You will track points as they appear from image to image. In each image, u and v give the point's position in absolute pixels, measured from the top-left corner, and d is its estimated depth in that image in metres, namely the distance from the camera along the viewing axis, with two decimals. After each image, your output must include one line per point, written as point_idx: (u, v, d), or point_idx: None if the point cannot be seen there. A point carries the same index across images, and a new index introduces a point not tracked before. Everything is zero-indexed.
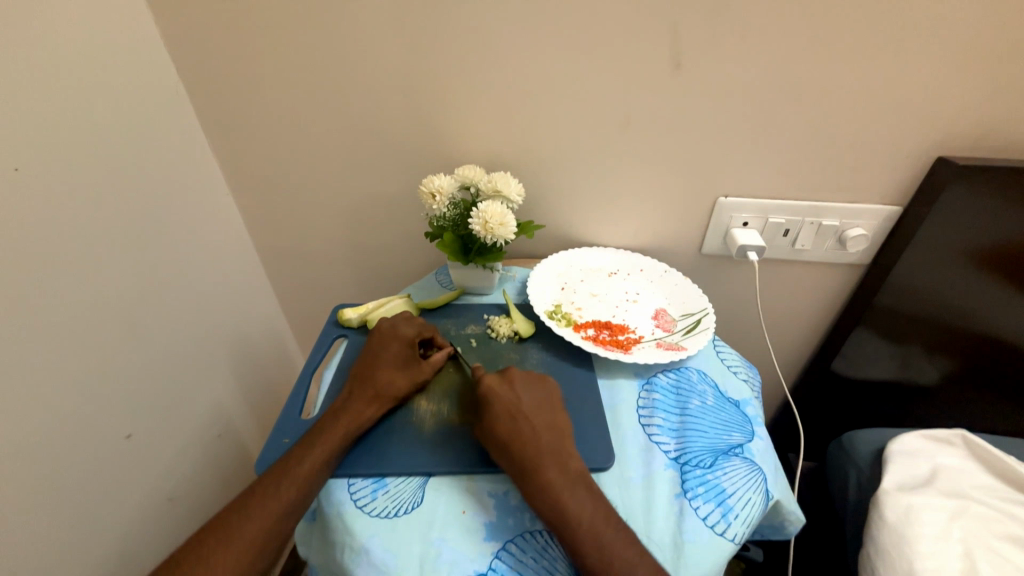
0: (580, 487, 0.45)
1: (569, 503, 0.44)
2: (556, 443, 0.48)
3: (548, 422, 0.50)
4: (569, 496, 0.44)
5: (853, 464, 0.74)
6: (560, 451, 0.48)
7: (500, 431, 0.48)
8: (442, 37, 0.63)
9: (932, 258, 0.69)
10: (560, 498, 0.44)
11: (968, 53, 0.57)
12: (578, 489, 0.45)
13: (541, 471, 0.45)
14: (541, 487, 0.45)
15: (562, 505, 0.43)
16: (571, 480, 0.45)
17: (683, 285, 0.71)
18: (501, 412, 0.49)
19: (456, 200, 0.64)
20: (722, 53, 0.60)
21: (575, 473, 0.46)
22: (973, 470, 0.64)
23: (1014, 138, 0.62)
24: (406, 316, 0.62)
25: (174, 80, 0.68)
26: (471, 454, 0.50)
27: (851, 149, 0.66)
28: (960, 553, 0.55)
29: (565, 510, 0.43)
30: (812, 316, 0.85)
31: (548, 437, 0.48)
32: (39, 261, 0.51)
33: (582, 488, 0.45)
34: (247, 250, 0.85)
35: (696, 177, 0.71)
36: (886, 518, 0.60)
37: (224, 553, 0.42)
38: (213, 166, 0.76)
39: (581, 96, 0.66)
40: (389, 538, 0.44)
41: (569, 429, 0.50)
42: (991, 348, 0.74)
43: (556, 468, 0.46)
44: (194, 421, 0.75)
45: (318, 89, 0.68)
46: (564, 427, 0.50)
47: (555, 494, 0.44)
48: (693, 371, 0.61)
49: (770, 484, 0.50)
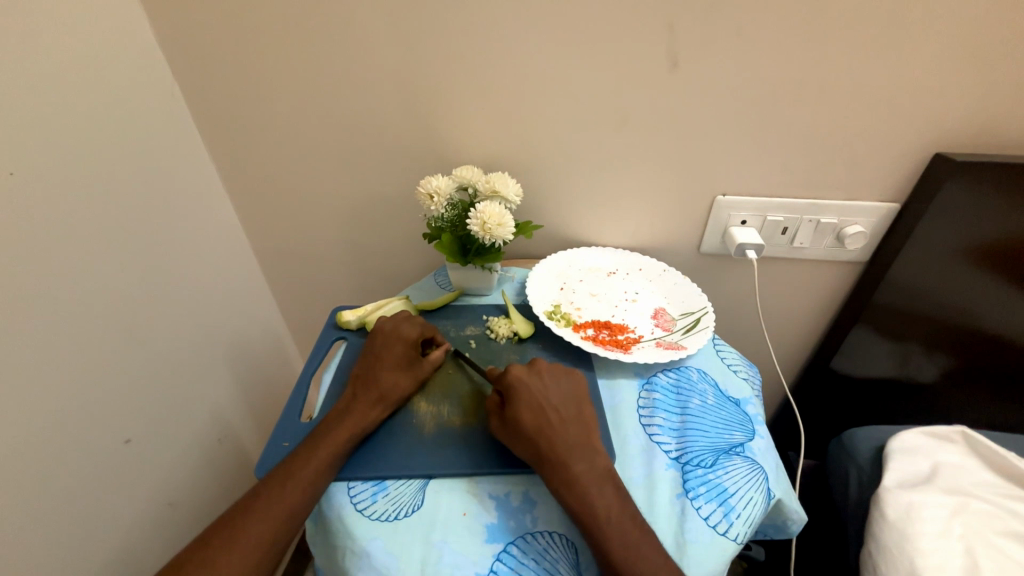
0: (607, 483, 0.45)
1: (597, 499, 0.44)
2: (581, 437, 0.48)
3: (574, 415, 0.50)
4: (597, 492, 0.44)
5: (853, 461, 0.74)
6: (587, 445, 0.48)
7: (525, 423, 0.48)
8: (438, 38, 0.63)
9: (931, 254, 0.69)
10: (588, 494, 0.44)
11: (963, 50, 0.57)
12: (605, 485, 0.45)
13: (569, 465, 0.45)
14: (570, 481, 0.44)
15: (589, 500, 0.43)
16: (598, 476, 0.45)
17: (683, 284, 0.71)
18: (528, 404, 0.49)
19: (454, 201, 0.64)
20: (719, 52, 0.60)
21: (603, 470, 0.46)
22: (974, 467, 0.64)
23: (1010, 134, 0.62)
24: (400, 317, 0.62)
25: (170, 83, 0.68)
26: (490, 453, 0.50)
27: (848, 146, 0.66)
28: (961, 550, 0.55)
29: (593, 506, 0.43)
30: (810, 314, 0.85)
31: (574, 430, 0.48)
32: (36, 267, 0.51)
33: (610, 484, 0.45)
34: (244, 253, 0.85)
35: (694, 176, 0.71)
36: (887, 516, 0.60)
37: (226, 557, 0.42)
38: (209, 169, 0.76)
39: (578, 96, 0.66)
40: (391, 541, 0.44)
41: (594, 424, 0.50)
42: (990, 344, 0.74)
43: (584, 462, 0.46)
44: (193, 425, 0.74)
45: (315, 91, 0.68)
46: (591, 422, 0.50)
47: (583, 489, 0.44)
48: (693, 370, 0.60)
49: (772, 483, 0.50)
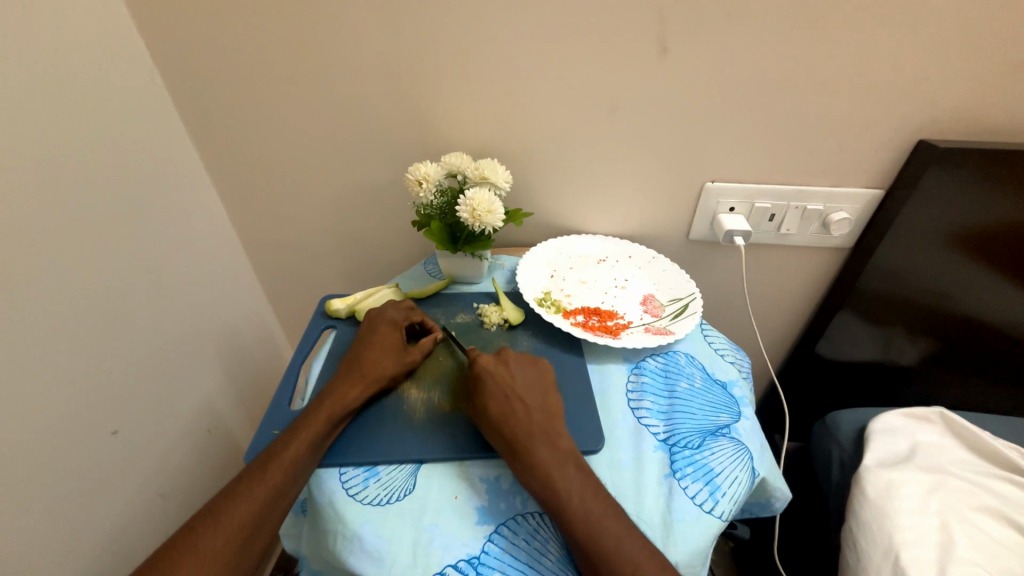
0: (569, 465, 0.45)
1: (558, 481, 0.44)
2: (546, 422, 0.49)
3: (541, 403, 0.50)
4: (559, 475, 0.44)
5: (835, 442, 0.76)
6: (550, 431, 0.48)
7: (491, 411, 0.49)
8: (427, 23, 0.62)
9: (915, 240, 0.70)
10: (549, 477, 0.44)
11: (950, 38, 0.58)
12: (567, 468, 0.45)
13: (532, 450, 0.46)
14: (532, 467, 0.45)
15: (551, 483, 0.44)
16: (561, 459, 0.46)
17: (672, 270, 0.72)
18: (491, 394, 0.50)
19: (443, 188, 0.63)
20: (709, 39, 0.60)
21: (565, 453, 0.46)
22: (951, 446, 0.66)
23: (991, 121, 0.63)
24: (404, 309, 0.62)
25: (151, 69, 0.66)
26: (461, 440, 0.50)
27: (835, 133, 0.67)
28: (937, 525, 0.57)
29: (554, 490, 0.44)
30: (797, 300, 0.87)
31: (539, 417, 0.49)
32: (18, 260, 0.50)
33: (573, 466, 0.45)
34: (231, 243, 0.84)
35: (683, 164, 0.72)
36: (868, 494, 0.61)
37: (211, 539, 0.42)
38: (194, 156, 0.74)
39: (569, 82, 0.66)
40: (382, 525, 0.44)
41: (559, 411, 0.51)
42: (970, 328, 0.76)
43: (547, 447, 0.46)
44: (181, 415, 0.74)
45: (300, 77, 0.67)
46: (554, 407, 0.51)
47: (546, 473, 0.44)
48: (681, 355, 0.61)
49: (756, 463, 0.51)
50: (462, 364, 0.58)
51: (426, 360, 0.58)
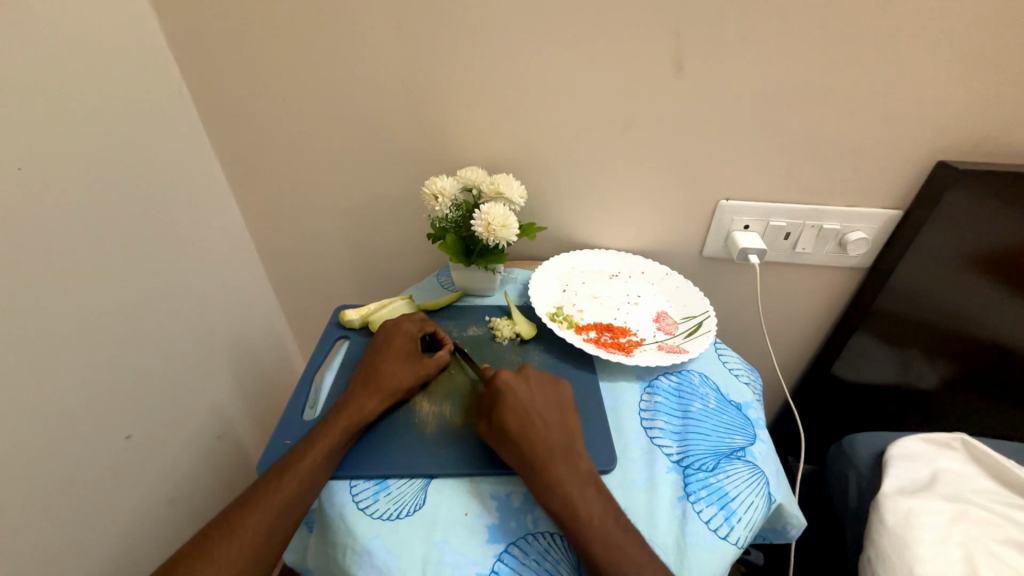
0: (589, 486, 0.45)
1: (578, 502, 0.43)
2: (565, 439, 0.48)
3: (557, 420, 0.50)
4: (579, 495, 0.44)
5: (853, 467, 0.74)
6: (570, 449, 0.47)
7: (510, 425, 0.48)
8: (445, 39, 0.64)
9: (933, 262, 0.69)
10: (570, 496, 0.44)
11: (967, 59, 0.58)
12: (588, 488, 0.44)
13: (552, 469, 0.45)
14: (552, 485, 0.44)
15: (572, 503, 0.43)
16: (581, 479, 0.45)
17: (685, 287, 0.71)
18: (511, 409, 0.49)
19: (458, 202, 0.64)
20: (722, 58, 0.61)
21: (584, 473, 0.46)
22: (973, 474, 0.64)
23: (1009, 144, 0.62)
24: (418, 321, 0.62)
25: (177, 82, 0.68)
26: (474, 456, 0.50)
27: (850, 153, 0.66)
28: (961, 557, 0.55)
29: (575, 509, 0.43)
30: (812, 319, 0.86)
31: (558, 435, 0.48)
32: (38, 262, 0.51)
33: (592, 487, 0.45)
34: (248, 251, 0.85)
35: (697, 181, 0.72)
36: (887, 522, 0.60)
37: (226, 547, 0.42)
38: (215, 166, 0.76)
39: (583, 98, 0.66)
40: (392, 540, 0.44)
41: (576, 427, 0.50)
42: (992, 352, 0.74)
43: (566, 466, 0.46)
44: (194, 421, 0.74)
45: (319, 89, 0.68)
46: (573, 425, 0.50)
47: (566, 493, 0.44)
48: (695, 374, 0.61)
49: (772, 487, 0.50)
50: (477, 380, 0.57)
51: (439, 372, 0.58)
